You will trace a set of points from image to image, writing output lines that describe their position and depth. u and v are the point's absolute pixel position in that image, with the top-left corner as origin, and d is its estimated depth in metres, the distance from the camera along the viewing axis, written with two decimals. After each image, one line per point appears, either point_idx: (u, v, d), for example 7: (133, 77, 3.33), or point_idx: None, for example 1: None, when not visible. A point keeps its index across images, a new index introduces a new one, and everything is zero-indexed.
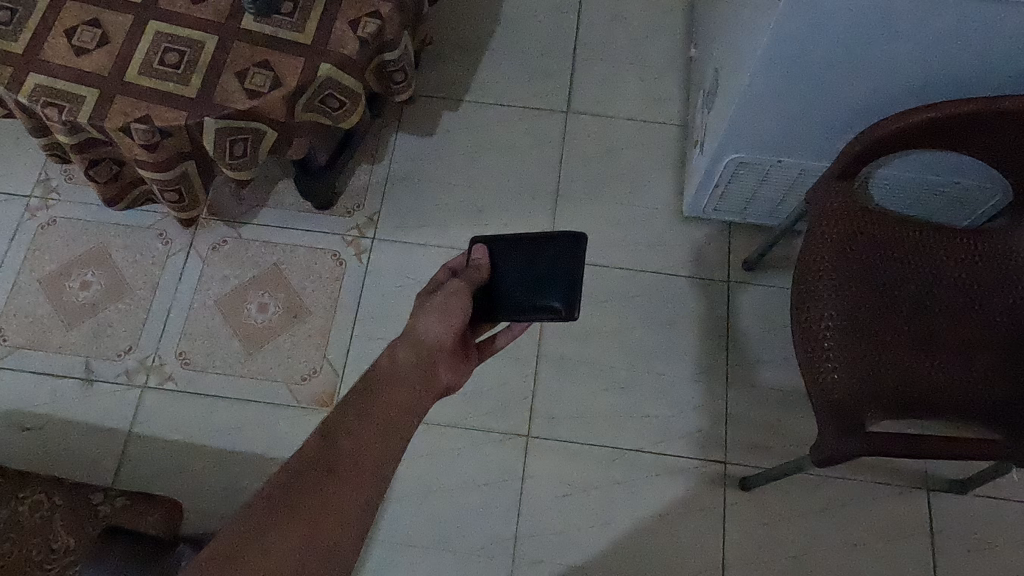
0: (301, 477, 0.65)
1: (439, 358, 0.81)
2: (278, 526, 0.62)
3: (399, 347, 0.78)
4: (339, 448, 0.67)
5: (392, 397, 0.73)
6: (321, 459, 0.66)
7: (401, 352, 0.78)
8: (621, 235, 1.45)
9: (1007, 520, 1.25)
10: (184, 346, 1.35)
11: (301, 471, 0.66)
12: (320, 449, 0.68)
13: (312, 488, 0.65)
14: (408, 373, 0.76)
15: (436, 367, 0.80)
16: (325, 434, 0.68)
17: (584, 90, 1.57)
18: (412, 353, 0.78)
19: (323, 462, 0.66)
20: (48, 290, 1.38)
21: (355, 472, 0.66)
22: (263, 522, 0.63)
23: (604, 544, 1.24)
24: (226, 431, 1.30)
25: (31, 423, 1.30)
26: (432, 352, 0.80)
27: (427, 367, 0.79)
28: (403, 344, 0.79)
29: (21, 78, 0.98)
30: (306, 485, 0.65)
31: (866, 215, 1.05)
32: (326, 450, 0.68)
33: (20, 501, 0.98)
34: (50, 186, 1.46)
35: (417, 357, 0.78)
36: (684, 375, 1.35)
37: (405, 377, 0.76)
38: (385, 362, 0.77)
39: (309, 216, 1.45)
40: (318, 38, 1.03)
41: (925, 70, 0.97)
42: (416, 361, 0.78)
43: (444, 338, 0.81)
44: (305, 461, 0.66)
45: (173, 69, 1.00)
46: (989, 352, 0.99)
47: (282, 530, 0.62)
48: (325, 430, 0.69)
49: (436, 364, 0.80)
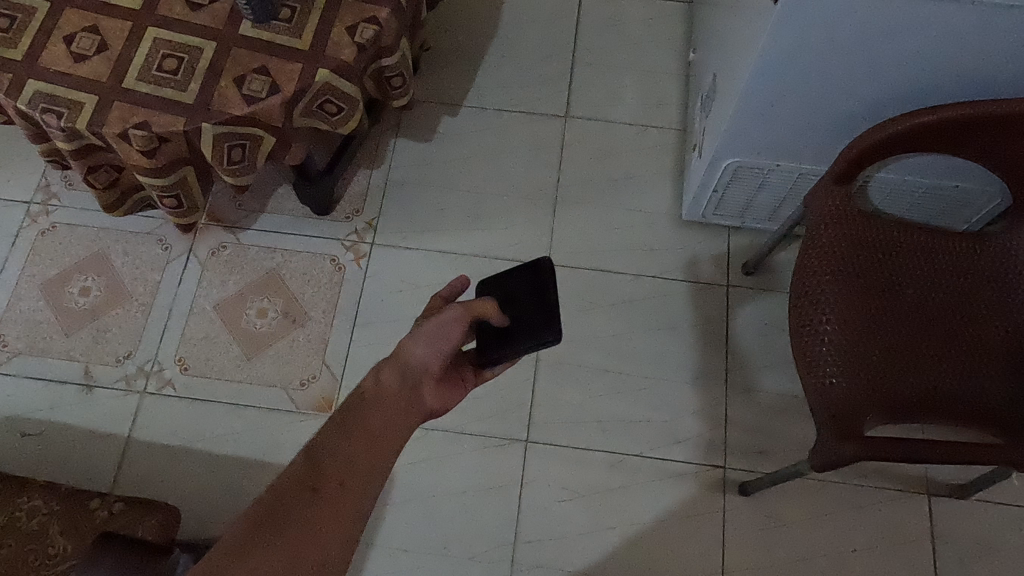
0: (286, 498, 0.66)
1: (425, 382, 0.79)
2: (262, 544, 0.62)
3: (384, 369, 0.77)
4: (324, 468, 0.67)
5: (378, 419, 0.72)
6: (306, 479, 0.66)
7: (385, 378, 0.76)
8: (621, 239, 1.45)
9: (1007, 524, 1.25)
10: (184, 352, 1.34)
11: (287, 492, 0.66)
12: (306, 468, 0.67)
13: (296, 511, 0.65)
14: (396, 396, 0.75)
15: (422, 389, 0.78)
16: (310, 456, 0.68)
17: (582, 95, 1.57)
18: (397, 375, 0.77)
19: (308, 481, 0.66)
20: (46, 296, 1.37)
21: (339, 492, 0.66)
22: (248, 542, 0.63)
23: (603, 548, 1.24)
24: (225, 437, 1.29)
25: (31, 429, 1.29)
26: (419, 376, 0.78)
27: (413, 393, 0.77)
28: (387, 367, 0.77)
29: (20, 84, 0.98)
30: (292, 507, 0.65)
31: (865, 219, 1.05)
32: (312, 470, 0.67)
33: (18, 508, 0.97)
34: (51, 192, 1.45)
35: (402, 380, 0.77)
36: (684, 378, 1.35)
37: (392, 398, 0.75)
38: (371, 385, 0.75)
39: (308, 221, 1.44)
40: (316, 44, 1.03)
41: (923, 73, 0.98)
42: (402, 384, 0.76)
43: (431, 363, 0.79)
44: (290, 483, 0.66)
45: (172, 75, 1.00)
46: (989, 356, 1.00)
47: (264, 552, 0.62)
48: (310, 450, 0.69)
49: (422, 390, 0.78)
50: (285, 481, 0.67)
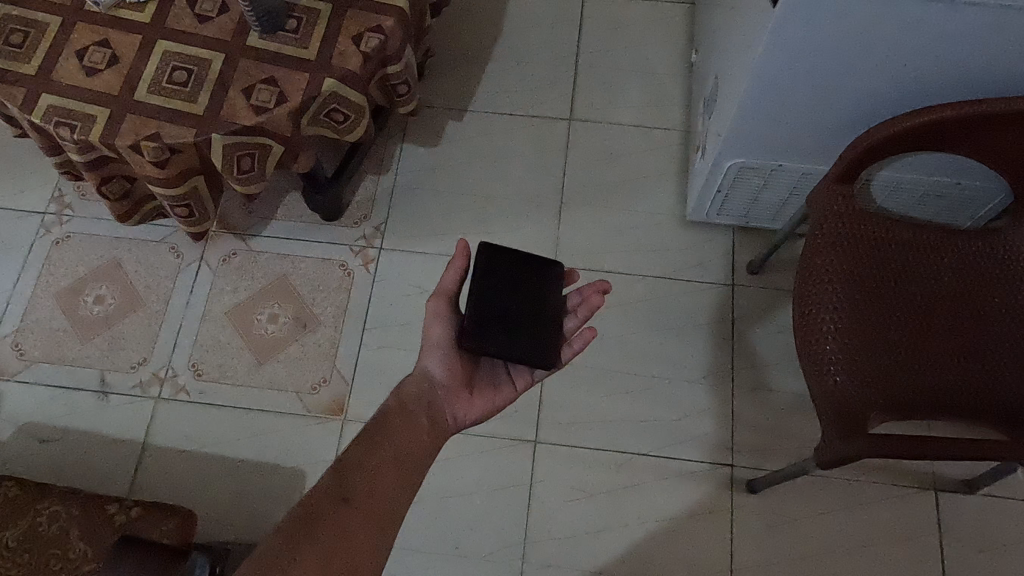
0: (319, 506, 0.74)
1: (446, 396, 0.88)
2: (298, 547, 0.70)
3: (404, 386, 0.87)
4: (352, 481, 0.77)
5: (399, 429, 0.83)
6: (337, 490, 0.76)
7: (406, 389, 0.87)
8: (626, 240, 1.46)
9: (1014, 516, 1.26)
10: (197, 358, 1.36)
11: (320, 502, 0.75)
12: (336, 481, 0.77)
13: (329, 518, 0.73)
14: (416, 407, 0.86)
15: (441, 402, 0.88)
16: (341, 469, 0.78)
17: (587, 97, 1.59)
18: (417, 390, 0.87)
19: (340, 493, 0.76)
20: (62, 304, 1.40)
21: (370, 502, 0.76)
22: (282, 547, 0.70)
23: (614, 547, 1.26)
24: (239, 442, 1.31)
25: (49, 436, 1.31)
26: (436, 390, 0.88)
27: (433, 405, 0.87)
28: (406, 382, 0.88)
29: (34, 98, 1.00)
30: (324, 515, 0.74)
31: (868, 218, 1.06)
32: (344, 483, 0.77)
33: (38, 513, 1.00)
34: (64, 203, 1.47)
35: (420, 394, 0.87)
36: (691, 377, 1.36)
37: (413, 408, 0.85)
38: (394, 404, 0.86)
39: (317, 227, 1.46)
40: (322, 53, 1.05)
41: (917, 73, 0.99)
42: (422, 399, 0.87)
43: (445, 374, 0.89)
44: (322, 492, 0.75)
45: (181, 87, 1.02)
46: (996, 353, 1.00)
47: (303, 551, 0.70)
48: (341, 466, 0.78)
49: (441, 402, 0.88)
50: (319, 492, 0.76)
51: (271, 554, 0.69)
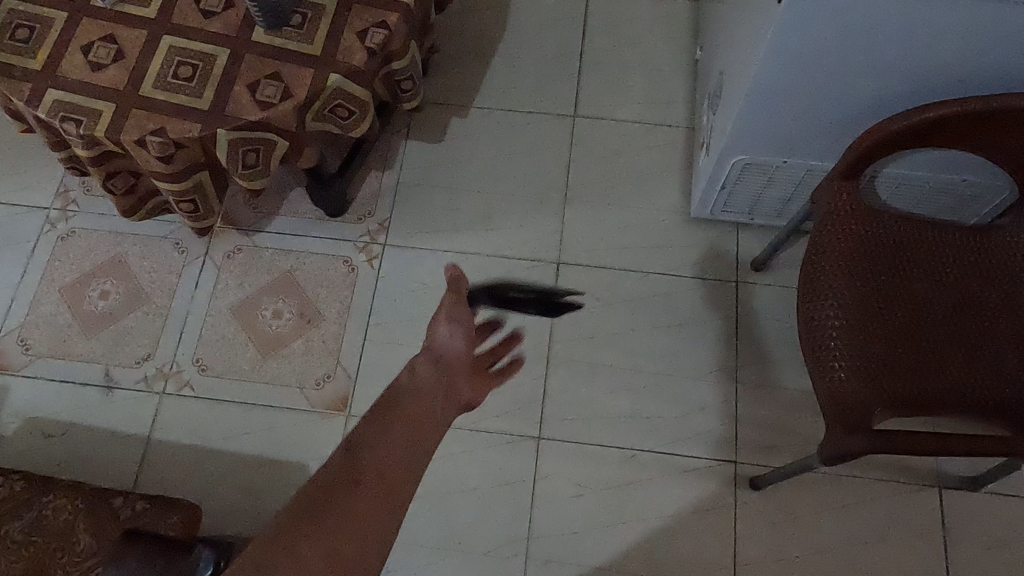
0: (330, 487, 0.75)
1: (462, 372, 0.88)
2: (305, 536, 0.72)
3: (418, 363, 0.90)
4: (363, 460, 0.77)
5: (410, 407, 0.83)
6: (348, 471, 0.76)
7: (421, 364, 0.89)
8: (629, 237, 1.46)
9: (1018, 514, 1.26)
10: (201, 354, 1.36)
11: (331, 483, 0.75)
12: (345, 463, 0.77)
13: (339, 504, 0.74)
14: (429, 384, 0.86)
15: (458, 379, 0.88)
16: (352, 450, 0.78)
17: (591, 94, 1.59)
18: (431, 364, 0.89)
19: (352, 474, 0.76)
20: (67, 299, 1.40)
21: (381, 482, 0.75)
22: (291, 536, 0.72)
23: (617, 543, 1.26)
24: (243, 438, 1.31)
25: (53, 431, 1.32)
26: (451, 368, 0.88)
27: (449, 380, 0.87)
28: (421, 360, 0.90)
29: (40, 93, 1.00)
30: (334, 497, 0.74)
31: (874, 214, 1.06)
32: (354, 462, 0.77)
33: (44, 506, 1.00)
34: (69, 199, 1.48)
35: (435, 370, 0.88)
36: (695, 374, 1.36)
37: (427, 386, 0.86)
38: (408, 378, 0.88)
39: (321, 223, 1.47)
40: (327, 49, 1.05)
41: (921, 69, 0.98)
42: (435, 372, 0.88)
43: (458, 347, 0.91)
44: (332, 474, 0.76)
45: (186, 82, 1.02)
46: (1003, 350, 1.00)
47: (312, 538, 0.72)
48: (353, 444, 0.78)
49: (458, 377, 0.88)
50: (330, 473, 0.76)
51: (269, 546, 0.72)
